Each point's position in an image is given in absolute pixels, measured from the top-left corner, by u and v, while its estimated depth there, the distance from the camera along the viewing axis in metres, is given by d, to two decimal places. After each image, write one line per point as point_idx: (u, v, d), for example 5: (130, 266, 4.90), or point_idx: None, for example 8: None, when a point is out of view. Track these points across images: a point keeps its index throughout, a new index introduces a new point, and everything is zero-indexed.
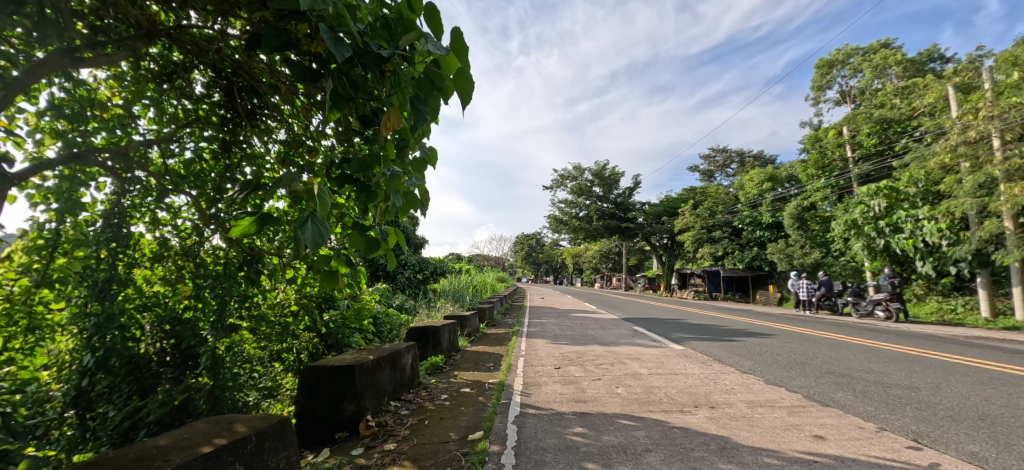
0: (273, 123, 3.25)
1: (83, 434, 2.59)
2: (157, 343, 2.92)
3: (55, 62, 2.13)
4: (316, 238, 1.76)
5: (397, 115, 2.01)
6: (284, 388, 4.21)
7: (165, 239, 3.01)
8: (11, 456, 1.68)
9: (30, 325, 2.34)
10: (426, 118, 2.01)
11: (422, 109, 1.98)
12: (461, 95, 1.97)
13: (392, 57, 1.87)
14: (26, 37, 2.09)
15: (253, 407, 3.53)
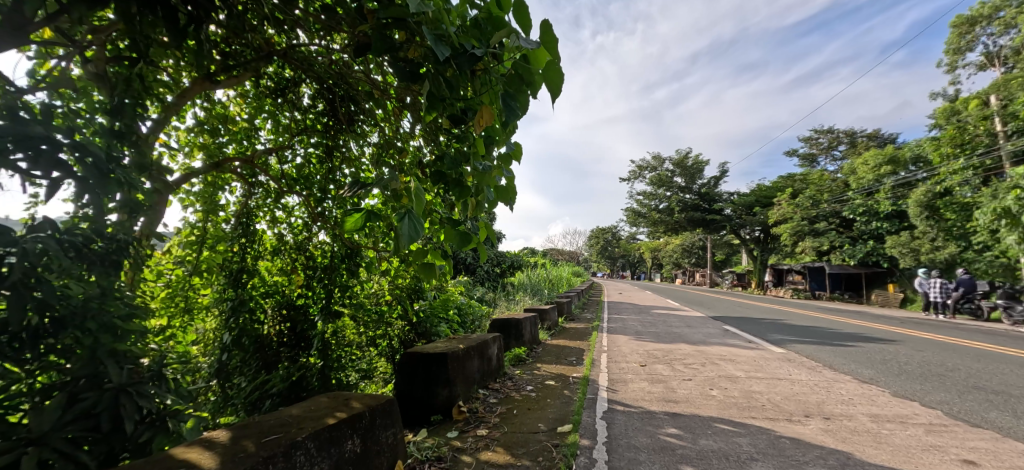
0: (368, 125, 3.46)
1: (223, 400, 3.05)
2: (277, 325, 3.35)
3: (199, 86, 2.58)
4: (412, 233, 1.89)
5: (489, 111, 2.09)
6: (379, 372, 4.48)
7: (282, 235, 3.43)
8: (181, 415, 1.97)
9: (185, 307, 2.83)
10: (517, 114, 2.02)
11: (514, 104, 1.98)
12: (551, 88, 1.97)
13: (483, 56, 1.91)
14: (176, 66, 2.53)
15: (354, 386, 3.87)
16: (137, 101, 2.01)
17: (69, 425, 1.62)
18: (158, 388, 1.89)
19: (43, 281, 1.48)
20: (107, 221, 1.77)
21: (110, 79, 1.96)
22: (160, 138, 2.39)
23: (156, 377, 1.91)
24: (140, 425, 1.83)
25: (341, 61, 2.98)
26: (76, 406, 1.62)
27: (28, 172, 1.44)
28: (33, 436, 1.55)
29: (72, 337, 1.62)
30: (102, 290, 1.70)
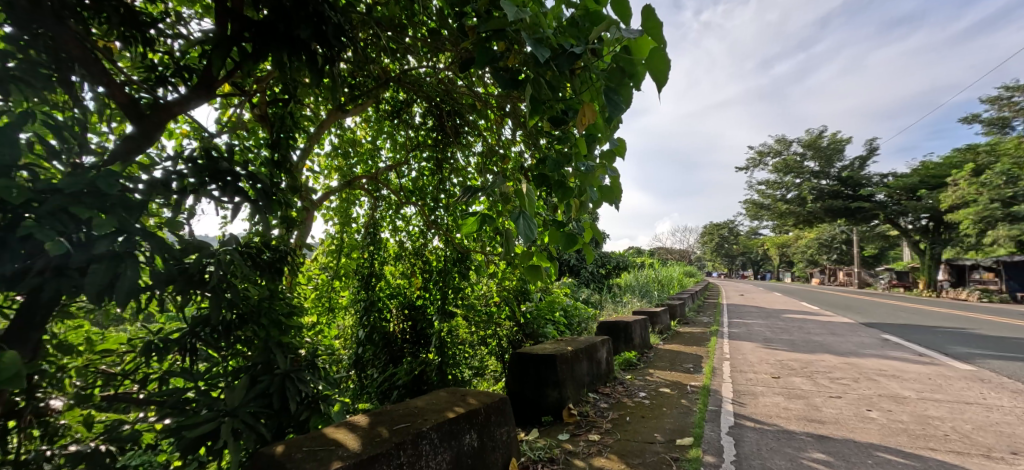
0: (476, 134, 3.59)
1: (359, 388, 3.47)
2: (401, 324, 3.71)
3: (333, 117, 2.99)
4: (528, 232, 1.92)
5: (592, 109, 2.03)
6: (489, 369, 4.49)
7: (402, 242, 3.75)
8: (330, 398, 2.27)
9: (330, 306, 3.44)
10: (621, 109, 1.96)
11: (617, 98, 1.94)
12: (657, 77, 1.83)
13: (583, 54, 1.88)
14: (316, 103, 3.01)
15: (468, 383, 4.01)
16: (286, 136, 2.43)
17: (251, 401, 1.91)
18: (311, 375, 2.21)
19: (231, 285, 1.80)
20: (270, 234, 2.15)
21: (268, 120, 2.45)
22: (307, 163, 2.79)
23: (310, 365, 2.24)
24: (301, 405, 2.14)
25: (447, 77, 3.18)
26: (256, 387, 1.95)
27: (219, 198, 1.76)
28: (227, 407, 1.81)
29: (250, 329, 1.98)
30: (270, 292, 2.10)
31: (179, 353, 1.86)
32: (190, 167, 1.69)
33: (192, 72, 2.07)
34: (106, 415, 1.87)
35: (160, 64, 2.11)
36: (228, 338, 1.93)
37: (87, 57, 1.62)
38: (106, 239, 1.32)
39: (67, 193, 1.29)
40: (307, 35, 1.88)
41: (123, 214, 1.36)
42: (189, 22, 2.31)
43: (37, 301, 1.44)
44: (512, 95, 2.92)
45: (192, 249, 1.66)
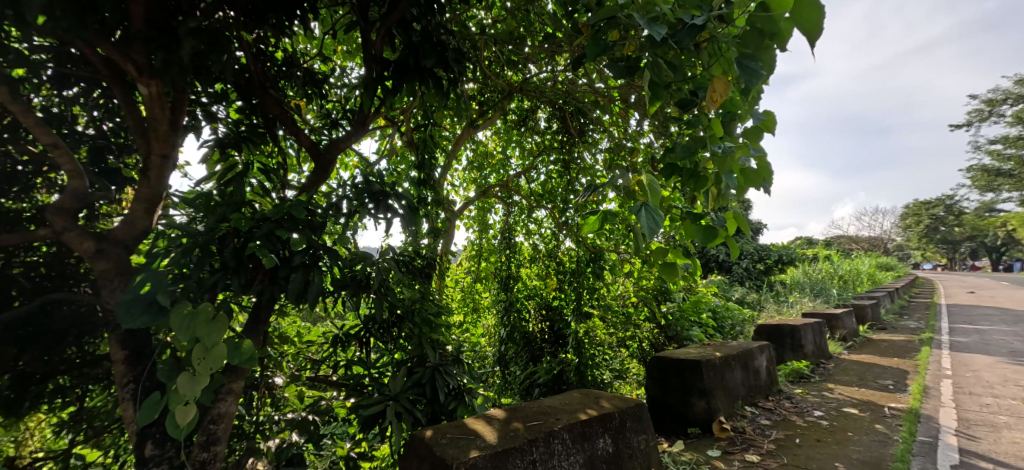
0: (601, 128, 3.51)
1: (504, 384, 3.78)
2: (540, 324, 3.86)
3: (467, 132, 3.41)
4: (652, 226, 1.66)
5: (724, 83, 1.65)
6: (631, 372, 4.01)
7: (535, 245, 3.89)
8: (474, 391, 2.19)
9: (473, 307, 3.93)
10: (763, 77, 1.51)
11: (755, 65, 1.48)
12: (812, 31, 1.39)
13: (710, 23, 1.46)
14: (452, 124, 3.40)
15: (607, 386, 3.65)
16: (428, 155, 2.71)
17: (410, 389, 2.05)
18: (458, 368, 2.25)
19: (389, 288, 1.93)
20: (420, 244, 2.43)
21: (415, 143, 2.74)
22: (447, 176, 3.13)
23: (455, 360, 2.31)
24: (449, 395, 2.14)
25: (566, 76, 3.20)
26: (412, 376, 2.07)
27: (376, 216, 1.84)
28: (391, 393, 1.98)
29: (407, 327, 2.23)
30: (422, 294, 2.35)
31: (361, 344, 2.28)
32: (353, 191, 1.78)
33: (353, 112, 2.41)
34: (313, 391, 2.33)
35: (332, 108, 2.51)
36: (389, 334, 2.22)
37: (282, 112, 2.03)
38: (304, 255, 1.53)
39: (273, 220, 1.48)
40: (432, 66, 1.85)
41: (307, 231, 1.52)
42: (350, 71, 2.77)
43: (261, 309, 1.71)
44: (634, 85, 2.82)
45: (357, 260, 1.78)
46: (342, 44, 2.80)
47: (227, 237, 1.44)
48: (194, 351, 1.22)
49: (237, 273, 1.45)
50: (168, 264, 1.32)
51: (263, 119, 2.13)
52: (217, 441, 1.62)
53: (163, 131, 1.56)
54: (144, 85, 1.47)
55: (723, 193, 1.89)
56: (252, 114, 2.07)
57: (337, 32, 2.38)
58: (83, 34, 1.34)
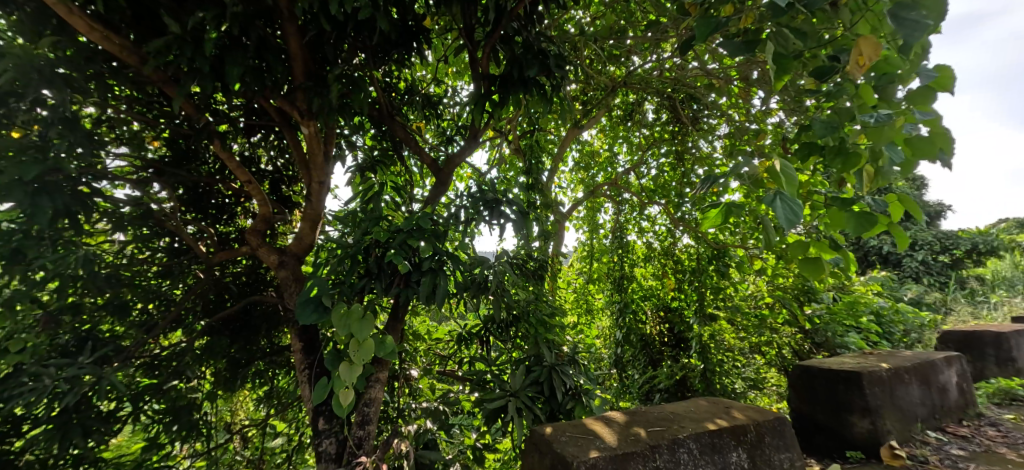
0: (719, 115, 3.25)
1: (623, 388, 3.71)
2: (658, 326, 3.71)
3: (572, 133, 3.45)
4: (791, 217, 1.03)
5: (876, 39, 1.18)
6: (768, 383, 3.52)
7: (649, 243, 3.76)
8: (591, 393, 2.12)
9: (587, 308, 4.01)
10: (929, 25, 1.17)
11: (916, 14, 1.15)
12: None
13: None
14: (557, 127, 3.48)
15: (740, 395, 3.32)
16: (534, 160, 2.78)
17: (528, 387, 2.07)
18: (574, 369, 2.22)
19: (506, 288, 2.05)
20: (532, 247, 2.52)
21: (522, 150, 2.83)
22: (554, 179, 3.19)
23: (572, 360, 2.29)
24: (566, 395, 2.11)
25: (674, 63, 3.04)
26: (530, 374, 2.10)
27: (491, 222, 1.97)
28: (511, 390, 2.03)
29: (524, 326, 2.35)
30: (535, 295, 2.43)
31: (483, 343, 2.48)
32: (471, 201, 1.94)
33: (465, 127, 2.59)
34: (444, 384, 2.58)
35: (447, 125, 2.71)
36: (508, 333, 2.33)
37: (406, 134, 2.26)
38: (436, 262, 1.71)
39: (406, 231, 1.69)
40: (536, 73, 1.86)
41: (433, 239, 1.69)
42: (462, 89, 2.98)
43: (397, 309, 1.97)
44: (755, 61, 2.58)
45: (475, 263, 1.92)
46: (453, 67, 3.04)
47: (370, 247, 1.66)
48: (350, 344, 1.46)
49: (379, 277, 1.65)
50: (329, 271, 1.63)
51: (390, 141, 2.42)
52: (369, 422, 1.87)
53: (320, 162, 1.94)
54: (305, 125, 1.82)
55: (884, 172, 1.37)
56: (383, 140, 2.40)
57: (449, 56, 2.60)
58: (262, 91, 1.70)
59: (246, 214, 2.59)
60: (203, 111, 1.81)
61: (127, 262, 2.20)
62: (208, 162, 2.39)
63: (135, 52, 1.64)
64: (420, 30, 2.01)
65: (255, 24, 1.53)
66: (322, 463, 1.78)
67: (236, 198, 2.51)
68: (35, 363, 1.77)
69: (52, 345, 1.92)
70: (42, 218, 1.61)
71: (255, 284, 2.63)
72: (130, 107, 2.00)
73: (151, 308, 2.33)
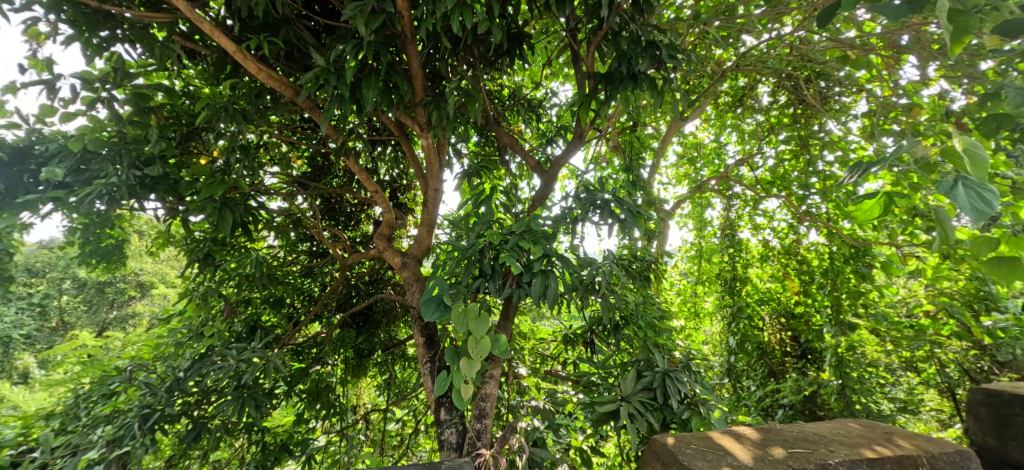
0: (856, 93, 2.82)
1: (738, 400, 3.41)
2: (777, 333, 3.34)
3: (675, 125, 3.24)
4: (981, 205, 0.85)
5: None
6: (926, 405, 2.99)
7: (767, 240, 3.43)
8: (709, 403, 1.98)
9: (695, 312, 3.79)
10: None
11: None
12: None
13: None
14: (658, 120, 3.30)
15: (890, 418, 2.84)
16: (635, 156, 2.67)
17: (640, 392, 1.98)
18: (689, 376, 2.08)
19: (614, 290, 2.00)
20: (636, 246, 2.42)
21: (622, 147, 2.74)
22: (657, 175, 3.03)
23: (687, 367, 2.14)
24: (681, 404, 1.99)
25: (796, 39, 2.71)
26: (642, 380, 2.01)
27: (598, 222, 1.93)
28: (621, 394, 1.95)
29: (632, 328, 2.27)
30: (643, 298, 2.34)
31: (586, 344, 2.46)
32: (578, 201, 1.92)
33: (566, 128, 2.58)
34: (547, 384, 2.60)
35: (546, 127, 2.72)
36: (617, 335, 2.27)
37: (512, 140, 2.32)
38: (547, 264, 1.72)
39: (518, 233, 1.75)
40: (646, 65, 1.77)
41: (543, 241, 1.72)
42: (558, 90, 2.98)
43: (509, 308, 2.06)
44: (908, 23, 2.19)
45: (584, 264, 1.90)
46: (548, 69, 3.05)
47: (485, 250, 1.74)
48: (469, 340, 1.56)
49: (492, 279, 1.72)
50: (447, 271, 1.74)
51: (495, 147, 2.51)
52: (485, 416, 1.97)
53: (434, 171, 2.10)
54: (424, 138, 2.00)
55: None
56: (488, 145, 2.50)
57: (547, 59, 2.62)
58: (390, 107, 1.88)
59: (369, 220, 2.87)
60: (343, 134, 2.06)
61: (280, 262, 2.60)
62: (337, 175, 2.70)
63: (291, 84, 1.94)
64: (524, 36, 2.06)
65: (385, 49, 1.69)
66: (444, 450, 1.94)
67: (359, 206, 2.81)
68: (221, 346, 2.17)
69: (229, 332, 2.32)
70: (225, 226, 1.98)
71: (376, 282, 2.91)
72: (282, 133, 2.38)
73: (297, 302, 2.73)
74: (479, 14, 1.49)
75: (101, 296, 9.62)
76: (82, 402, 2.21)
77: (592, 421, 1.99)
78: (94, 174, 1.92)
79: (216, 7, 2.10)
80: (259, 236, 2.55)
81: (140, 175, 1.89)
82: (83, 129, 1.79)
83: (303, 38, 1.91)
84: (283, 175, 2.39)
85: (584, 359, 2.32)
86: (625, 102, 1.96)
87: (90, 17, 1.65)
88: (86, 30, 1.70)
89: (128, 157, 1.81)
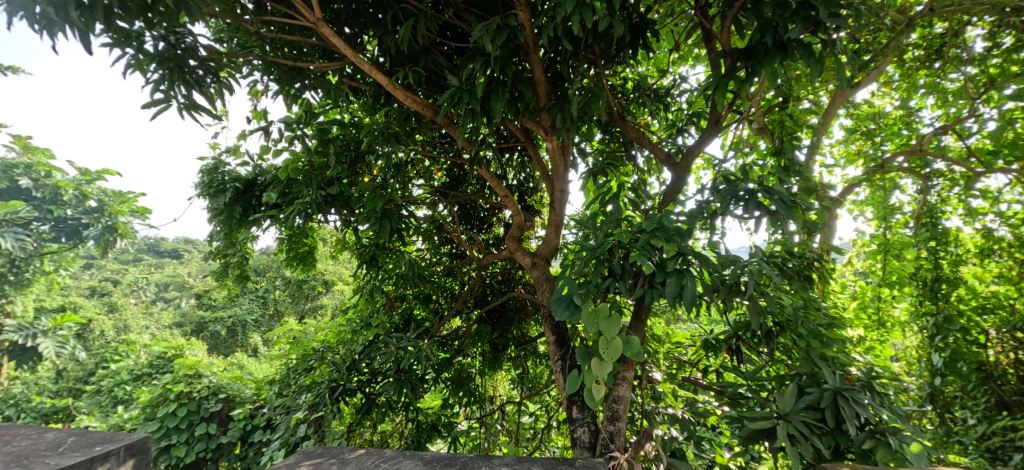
0: None
1: (949, 433, 2.70)
2: (1010, 352, 2.55)
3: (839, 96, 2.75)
4: None
5: None
6: None
7: (991, 229, 2.64)
8: (904, 434, 1.57)
9: (879, 322, 2.99)
10: None
11: None
12: None
13: None
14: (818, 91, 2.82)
15: None
16: (786, 135, 2.30)
17: (803, 412, 1.68)
18: (871, 398, 1.70)
19: (765, 292, 1.75)
20: (791, 242, 2.09)
21: (769, 129, 2.39)
22: (818, 156, 2.55)
23: (869, 388, 1.73)
24: (862, 431, 1.64)
25: None
26: (805, 397, 1.70)
27: (743, 216, 1.71)
28: (778, 412, 1.68)
29: (790, 337, 1.96)
30: (803, 302, 1.98)
31: (730, 353, 2.20)
32: (716, 193, 1.71)
33: (700, 115, 2.36)
34: (686, 392, 2.41)
35: (676, 116, 2.53)
36: (771, 345, 1.99)
37: (639, 134, 2.21)
38: (681, 265, 1.58)
39: (649, 231, 1.65)
40: (798, 31, 1.51)
41: (678, 239, 1.60)
42: (688, 74, 2.74)
43: (641, 310, 1.97)
44: None
45: (728, 263, 1.71)
46: (676, 53, 2.84)
47: (614, 249, 1.69)
48: (600, 342, 1.54)
49: (622, 279, 1.66)
50: (576, 272, 1.74)
51: (621, 143, 2.44)
52: (619, 419, 1.91)
53: (559, 172, 2.11)
54: (548, 141, 2.03)
55: None
56: (615, 143, 2.44)
57: (675, 42, 2.43)
58: (517, 115, 1.95)
59: (500, 223, 3.02)
60: (475, 145, 2.20)
61: (425, 263, 2.91)
62: (471, 183, 2.90)
63: (431, 104, 2.13)
64: (648, 23, 1.94)
65: (510, 61, 1.77)
66: (578, 449, 1.95)
67: (491, 210, 2.98)
68: (385, 336, 2.53)
69: (389, 322, 2.70)
70: (385, 232, 2.31)
71: (509, 281, 3.05)
72: (425, 149, 2.66)
73: (442, 298, 3.00)
74: (599, 11, 1.45)
75: (298, 290, 11.94)
76: (292, 374, 2.82)
77: (741, 438, 1.76)
78: (295, 195, 2.41)
79: (371, 49, 2.46)
80: (410, 240, 2.90)
81: (325, 194, 2.32)
82: (286, 161, 2.29)
83: (439, 62, 2.10)
84: (427, 186, 2.68)
85: (731, 368, 2.07)
86: (772, 77, 1.71)
87: (285, 71, 2.13)
88: (287, 85, 2.19)
89: (316, 180, 2.26)
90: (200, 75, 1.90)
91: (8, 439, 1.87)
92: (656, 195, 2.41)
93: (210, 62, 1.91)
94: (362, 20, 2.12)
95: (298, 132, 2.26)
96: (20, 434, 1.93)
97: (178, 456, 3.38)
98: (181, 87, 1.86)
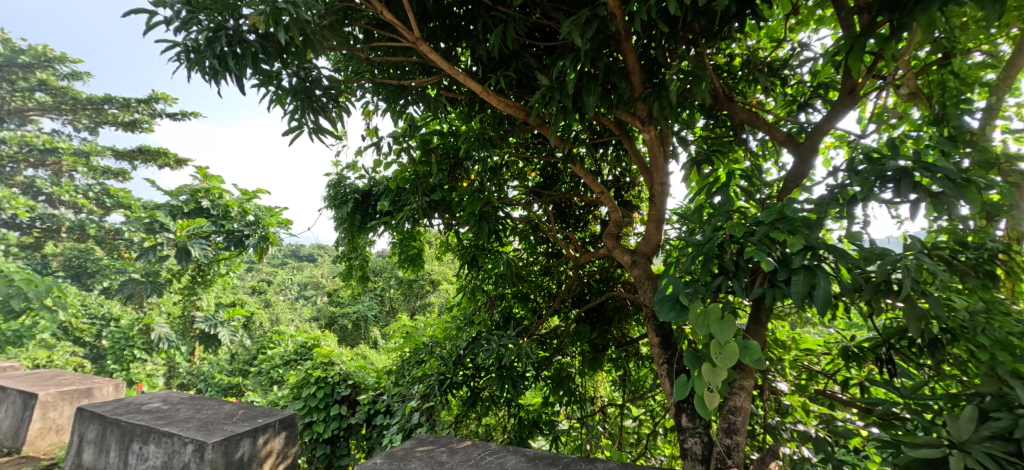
0: None
1: None
2: None
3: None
4: None
5: None
6: None
7: None
8: None
9: None
10: None
11: None
12: None
13: None
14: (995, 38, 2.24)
15: None
16: (949, 98, 1.87)
17: (989, 442, 1.33)
18: None
19: (927, 292, 1.43)
20: (962, 229, 1.68)
21: (925, 93, 1.96)
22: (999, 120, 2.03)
23: None
24: None
25: None
26: (991, 423, 1.35)
27: (891, 201, 1.42)
28: (952, 439, 1.36)
29: (966, 346, 1.58)
30: (983, 304, 1.59)
31: (878, 364, 1.85)
32: (853, 175, 1.45)
33: (828, 85, 2.02)
34: (819, 406, 2.09)
35: (797, 91, 2.21)
36: (936, 357, 1.63)
37: (751, 114, 1.97)
38: (809, 262, 1.36)
39: (768, 223, 1.45)
40: None
41: (805, 231, 1.37)
42: (811, 41, 2.37)
43: (761, 312, 1.75)
44: None
45: (873, 258, 1.43)
46: (794, 19, 2.48)
47: (725, 244, 1.51)
48: (712, 347, 1.40)
49: (736, 277, 1.49)
50: (681, 269, 1.60)
51: (730, 126, 2.20)
52: (738, 433, 1.71)
53: (659, 163, 1.97)
54: (646, 131, 1.90)
55: None
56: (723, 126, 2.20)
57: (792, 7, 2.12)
58: (611, 107, 1.86)
59: (596, 220, 2.93)
60: (568, 141, 2.15)
61: (523, 262, 2.93)
62: (565, 182, 2.86)
63: (526, 108, 2.13)
64: None
65: (601, 53, 1.68)
66: (689, 461, 1.79)
67: (587, 207, 2.91)
68: (486, 334, 2.60)
69: (490, 320, 2.76)
70: (483, 234, 2.37)
71: (607, 280, 2.96)
72: (518, 150, 2.68)
73: (540, 297, 3.00)
74: None
75: (409, 288, 12.95)
76: (405, 366, 3.04)
77: (897, 467, 1.46)
78: (403, 202, 2.59)
79: (465, 59, 2.54)
80: (507, 240, 2.95)
81: (428, 200, 2.45)
82: (395, 172, 2.47)
83: (529, 63, 2.09)
84: (521, 187, 2.69)
85: (880, 382, 1.74)
86: (928, 30, 1.39)
87: (390, 90, 2.31)
88: (393, 102, 2.36)
89: (420, 188, 2.40)
90: (324, 101, 2.13)
91: (198, 407, 2.29)
92: (774, 182, 2.13)
93: (332, 89, 2.12)
94: (455, 33, 2.20)
95: (404, 145, 2.42)
96: (207, 403, 2.36)
97: (318, 432, 3.85)
98: (310, 115, 2.10)
